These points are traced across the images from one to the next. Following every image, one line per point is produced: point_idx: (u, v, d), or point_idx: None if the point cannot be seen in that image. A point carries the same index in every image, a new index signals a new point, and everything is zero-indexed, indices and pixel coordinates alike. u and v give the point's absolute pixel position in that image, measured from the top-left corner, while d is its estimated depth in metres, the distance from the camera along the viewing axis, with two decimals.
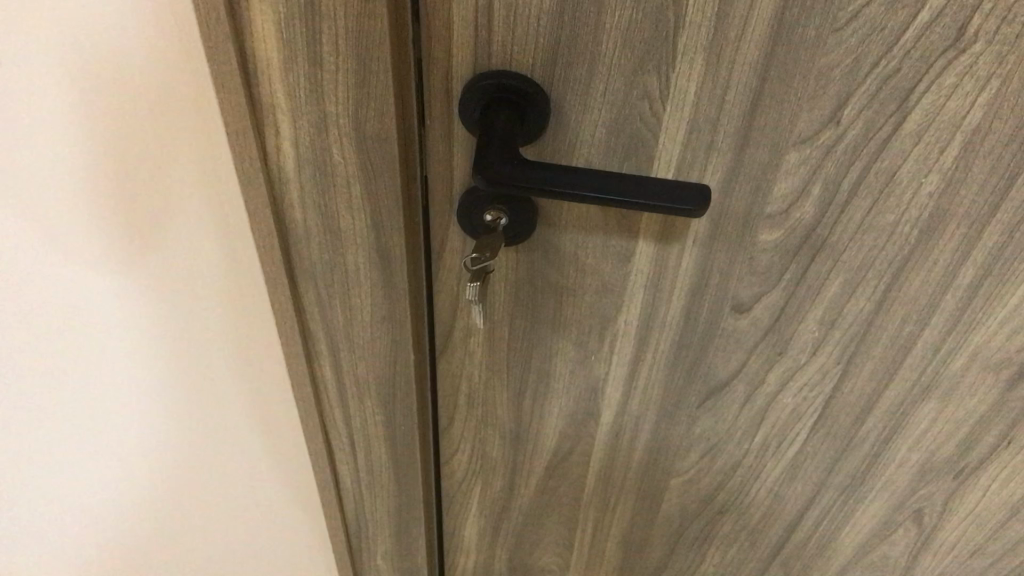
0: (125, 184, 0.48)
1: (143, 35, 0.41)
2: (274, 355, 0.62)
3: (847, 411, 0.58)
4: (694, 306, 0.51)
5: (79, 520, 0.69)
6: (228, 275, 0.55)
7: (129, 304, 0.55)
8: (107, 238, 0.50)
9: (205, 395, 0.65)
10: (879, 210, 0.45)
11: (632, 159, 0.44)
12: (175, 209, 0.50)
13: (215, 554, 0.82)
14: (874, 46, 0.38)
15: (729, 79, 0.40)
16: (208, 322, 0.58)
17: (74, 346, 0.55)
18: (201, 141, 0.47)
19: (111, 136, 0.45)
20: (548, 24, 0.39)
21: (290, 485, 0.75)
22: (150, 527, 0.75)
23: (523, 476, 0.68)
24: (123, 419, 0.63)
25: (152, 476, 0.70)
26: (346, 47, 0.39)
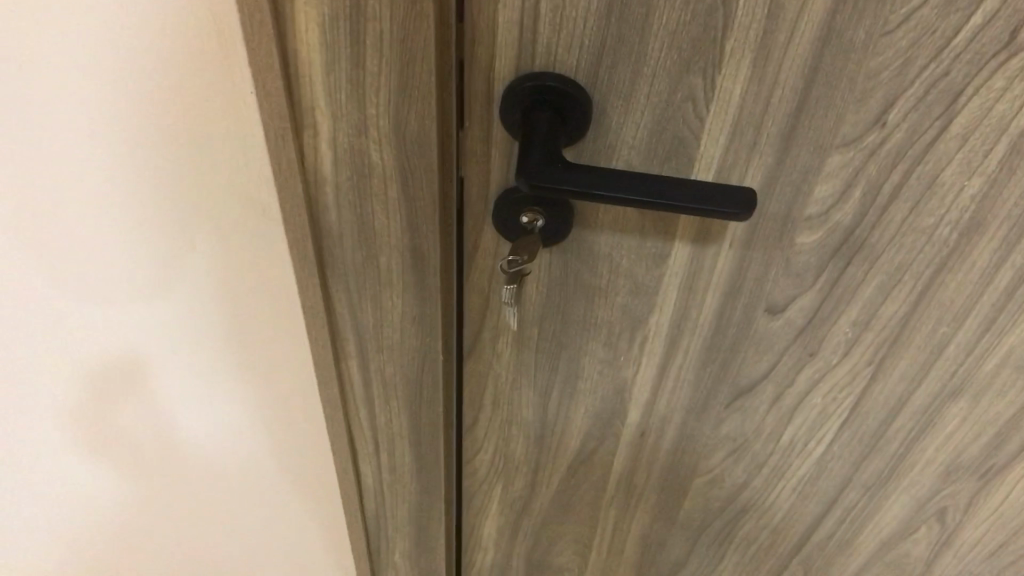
0: (153, 184, 0.48)
1: (178, 40, 0.40)
2: (300, 363, 0.61)
3: (876, 411, 0.57)
4: (727, 306, 0.51)
5: (74, 477, 0.70)
6: (255, 279, 0.54)
7: (148, 294, 0.54)
8: (131, 228, 0.50)
9: (222, 391, 0.64)
10: (921, 212, 0.45)
11: (672, 161, 0.43)
12: (203, 205, 0.49)
13: (217, 530, 0.82)
14: (925, 47, 0.38)
15: (776, 82, 0.40)
16: (232, 325, 0.57)
17: (84, 321, 0.55)
18: (235, 145, 0.46)
19: (138, 128, 0.44)
20: (596, 26, 0.38)
21: (310, 484, 0.74)
22: (151, 497, 0.75)
23: (545, 475, 0.67)
24: (140, 402, 0.64)
25: (159, 452, 0.70)
26: (390, 49, 0.38)
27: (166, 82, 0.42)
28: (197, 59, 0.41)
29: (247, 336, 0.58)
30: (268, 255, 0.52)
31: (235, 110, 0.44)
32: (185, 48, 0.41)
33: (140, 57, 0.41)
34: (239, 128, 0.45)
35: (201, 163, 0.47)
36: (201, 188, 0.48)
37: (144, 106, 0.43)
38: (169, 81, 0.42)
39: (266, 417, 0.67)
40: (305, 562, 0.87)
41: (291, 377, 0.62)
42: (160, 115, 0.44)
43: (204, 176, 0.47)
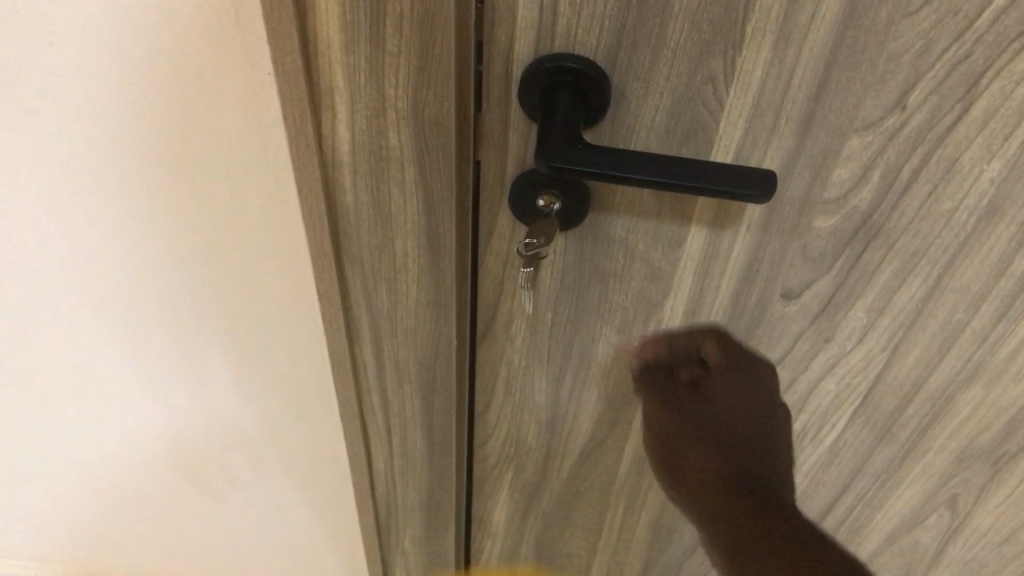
0: (168, 147, 0.48)
1: (195, 9, 0.41)
2: (310, 340, 0.61)
3: (890, 398, 0.57)
4: (742, 290, 0.51)
5: (90, 416, 0.73)
6: (262, 251, 0.54)
7: (163, 253, 0.56)
8: (147, 186, 0.51)
9: (228, 362, 0.65)
10: (939, 197, 0.44)
11: (690, 144, 0.43)
12: (211, 173, 0.50)
13: (227, 494, 0.83)
14: (946, 29, 0.38)
15: (796, 64, 0.39)
16: (243, 296, 0.58)
17: (90, 267, 0.57)
18: (246, 118, 0.46)
19: (141, 88, 0.45)
20: (617, 7, 0.38)
21: (320, 462, 0.75)
22: (160, 452, 0.77)
23: (556, 461, 0.68)
24: (153, 359, 0.65)
25: (164, 412, 0.71)
26: (410, 28, 0.38)
27: (170, 46, 0.43)
28: (201, 24, 0.42)
29: (251, 306, 0.59)
30: (273, 227, 0.53)
31: (247, 84, 0.44)
32: (188, 12, 0.41)
33: (143, 17, 0.42)
34: (250, 101, 0.45)
35: (206, 131, 0.47)
36: (206, 156, 0.49)
37: (147, 68, 0.44)
38: (173, 45, 0.43)
39: (273, 391, 0.67)
40: (313, 536, 0.88)
41: (295, 351, 0.63)
42: (165, 80, 0.45)
43: (218, 147, 0.48)
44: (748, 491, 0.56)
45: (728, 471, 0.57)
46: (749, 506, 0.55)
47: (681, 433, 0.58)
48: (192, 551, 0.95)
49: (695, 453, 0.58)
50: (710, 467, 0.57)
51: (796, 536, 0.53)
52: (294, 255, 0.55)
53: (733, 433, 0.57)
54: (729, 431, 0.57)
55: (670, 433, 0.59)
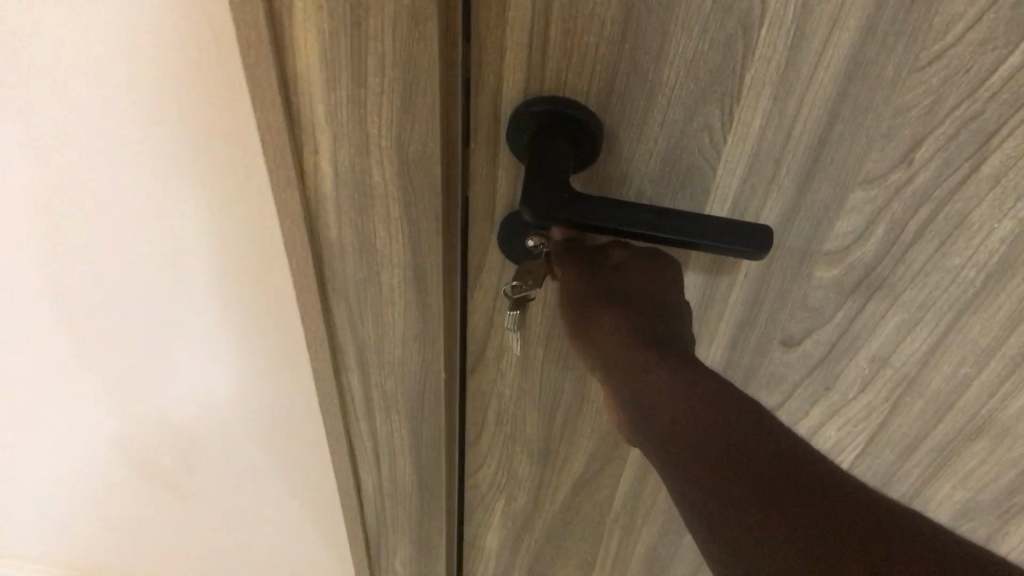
0: (153, 172, 0.47)
1: (182, 30, 0.40)
2: (297, 353, 0.60)
3: (893, 447, 0.55)
4: (741, 336, 0.49)
5: (74, 428, 0.71)
6: (251, 273, 0.53)
7: (146, 279, 0.54)
8: (129, 211, 0.49)
9: (219, 380, 0.64)
10: (946, 252, 0.42)
11: (686, 191, 0.41)
12: (195, 193, 0.48)
13: (213, 502, 0.82)
14: (957, 86, 0.35)
15: (796, 115, 0.38)
16: (228, 317, 0.57)
17: (77, 291, 0.55)
18: (229, 139, 0.45)
19: (126, 112, 0.44)
20: (608, 52, 0.36)
21: (308, 469, 0.74)
22: (149, 462, 0.76)
23: (549, 491, 0.66)
24: (138, 376, 0.64)
25: (155, 426, 0.70)
26: (392, 69, 0.37)
27: (159, 72, 0.42)
28: (186, 47, 0.41)
29: (242, 328, 0.58)
30: (261, 252, 0.52)
31: (231, 105, 0.43)
32: (174, 31, 0.40)
33: (131, 41, 0.40)
34: (235, 121, 0.44)
35: (195, 157, 0.46)
36: (196, 181, 0.47)
37: (136, 93, 0.43)
38: (161, 72, 0.42)
39: (263, 406, 0.66)
40: (303, 540, 0.88)
41: (284, 364, 0.62)
42: (153, 106, 0.43)
43: (202, 169, 0.47)
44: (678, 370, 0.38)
45: (646, 335, 0.40)
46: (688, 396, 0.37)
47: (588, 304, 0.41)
48: (182, 557, 0.94)
49: (610, 320, 0.41)
50: (632, 349, 0.40)
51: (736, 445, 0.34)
52: (282, 280, 0.53)
53: (649, 309, 0.41)
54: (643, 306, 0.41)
55: (577, 302, 0.41)
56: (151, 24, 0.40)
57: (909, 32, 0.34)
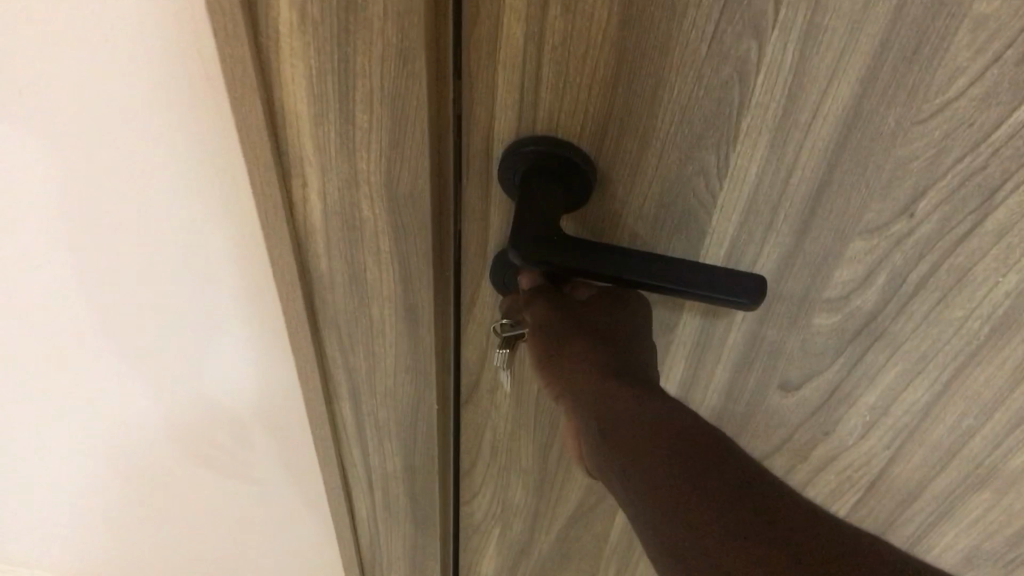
0: (140, 216, 0.45)
1: (166, 78, 0.37)
2: (291, 401, 0.58)
3: (894, 494, 0.54)
4: (739, 378, 0.48)
5: (62, 470, 0.69)
6: (243, 329, 0.52)
7: (134, 321, 0.52)
8: (114, 254, 0.47)
9: (214, 423, 0.61)
10: (949, 304, 0.41)
11: (681, 233, 0.41)
12: (183, 241, 0.46)
13: (206, 533, 0.80)
14: (960, 140, 0.34)
15: (793, 163, 0.37)
16: (220, 360, 0.55)
17: (66, 337, 0.53)
18: (218, 186, 0.43)
19: (109, 154, 0.41)
20: (602, 94, 0.36)
21: (301, 507, 0.72)
22: (136, 502, 0.74)
23: (545, 521, 0.65)
24: (127, 418, 0.61)
25: (145, 467, 0.68)
26: (381, 106, 0.36)
27: (153, 131, 0.40)
28: (171, 93, 0.38)
29: (236, 381, 0.56)
30: (254, 310, 0.50)
31: (218, 152, 0.41)
32: (159, 78, 0.38)
33: (124, 103, 0.39)
34: (223, 170, 0.42)
35: (190, 216, 0.44)
36: (190, 239, 0.46)
37: (130, 152, 0.41)
38: (156, 132, 0.40)
39: (256, 445, 0.64)
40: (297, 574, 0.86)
41: (278, 411, 0.59)
42: (147, 161, 0.41)
43: (191, 214, 0.44)
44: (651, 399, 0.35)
45: (615, 369, 0.37)
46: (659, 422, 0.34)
47: (560, 335, 0.38)
48: None
49: (581, 352, 0.37)
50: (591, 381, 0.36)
51: (708, 477, 0.31)
52: (277, 336, 0.52)
53: (618, 348, 0.38)
54: (610, 346, 0.38)
55: (547, 333, 0.38)
56: (147, 89, 0.38)
57: (911, 84, 0.33)
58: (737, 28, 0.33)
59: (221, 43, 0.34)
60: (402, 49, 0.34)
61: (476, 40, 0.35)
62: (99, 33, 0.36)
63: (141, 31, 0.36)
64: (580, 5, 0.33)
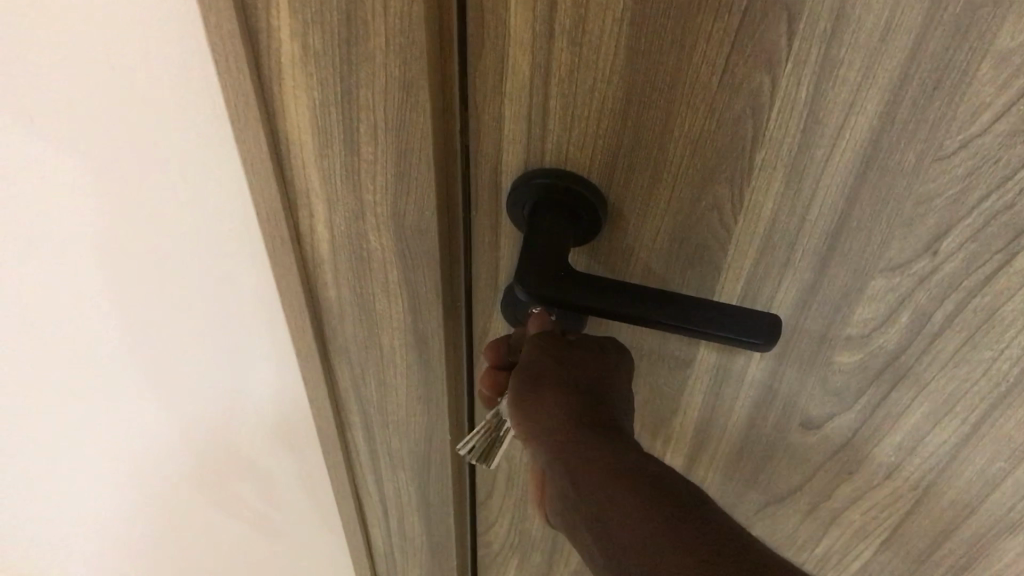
0: (151, 236, 0.44)
1: (172, 95, 0.37)
2: (307, 420, 0.57)
3: (922, 537, 0.52)
4: (760, 415, 0.47)
5: (78, 519, 0.66)
6: (254, 347, 0.51)
7: (148, 345, 0.51)
8: (127, 276, 0.46)
9: (231, 441, 0.61)
10: (975, 345, 0.39)
11: (695, 268, 0.40)
12: (194, 258, 0.45)
13: (224, 563, 0.79)
14: (985, 177, 0.33)
15: (811, 198, 0.35)
16: (236, 378, 0.54)
17: (80, 372, 0.52)
18: (225, 205, 0.42)
19: (117, 175, 0.40)
20: (611, 127, 0.35)
21: (318, 526, 0.72)
22: (150, 540, 0.72)
23: (564, 551, 0.64)
24: (143, 446, 0.60)
25: (157, 498, 0.67)
26: (386, 138, 0.35)
27: (155, 148, 0.39)
28: (177, 112, 0.38)
29: (248, 398, 0.55)
30: (263, 327, 0.49)
31: (225, 170, 0.40)
32: (165, 97, 0.37)
33: (122, 120, 0.38)
34: (231, 188, 0.41)
35: (196, 233, 0.44)
36: (197, 257, 0.45)
37: (132, 169, 0.40)
38: (158, 149, 0.39)
39: (273, 463, 0.63)
40: None
41: (293, 429, 0.58)
42: (156, 180, 0.41)
43: (200, 233, 0.44)
44: (617, 450, 0.34)
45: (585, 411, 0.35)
46: (617, 481, 0.33)
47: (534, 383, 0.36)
48: None
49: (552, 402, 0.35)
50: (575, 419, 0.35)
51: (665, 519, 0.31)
52: (289, 355, 0.51)
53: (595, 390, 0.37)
54: (593, 384, 0.37)
55: (523, 378, 0.36)
56: (150, 104, 0.37)
57: (932, 120, 0.32)
58: (749, 62, 0.32)
59: (223, 72, 0.34)
60: (406, 79, 0.33)
61: (481, 71, 0.34)
62: (96, 52, 0.35)
63: (144, 44, 0.35)
64: (586, 36, 0.32)
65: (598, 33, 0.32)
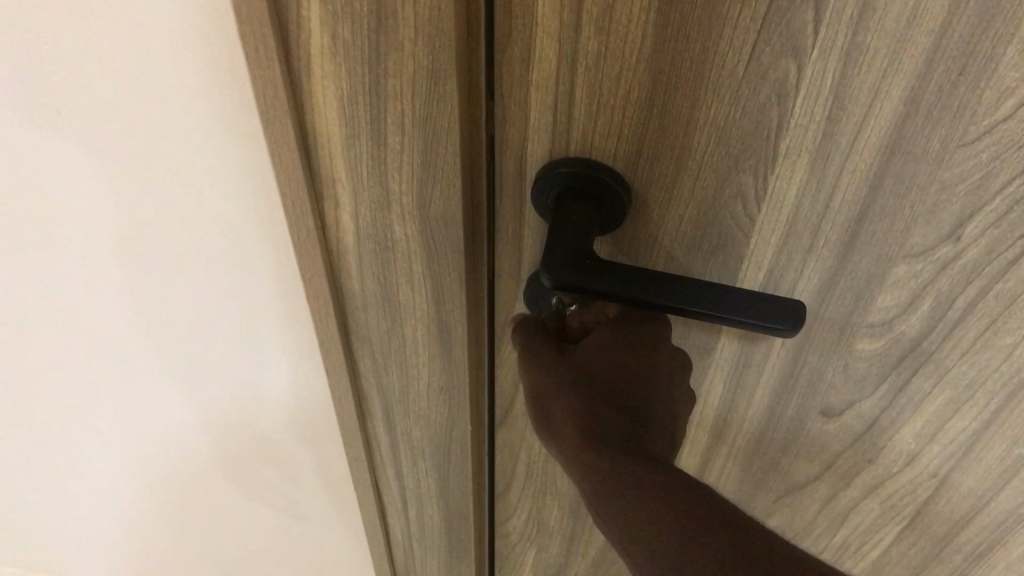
0: (172, 225, 0.44)
1: (196, 88, 0.37)
2: (326, 418, 0.57)
3: (940, 525, 0.52)
4: (780, 403, 0.47)
5: (100, 479, 0.69)
6: (276, 341, 0.51)
7: (168, 328, 0.52)
8: (148, 260, 0.47)
9: (248, 435, 0.61)
10: (997, 331, 0.39)
11: (718, 256, 0.40)
12: (216, 250, 0.46)
13: (242, 550, 0.80)
14: (1008, 163, 0.33)
15: (835, 186, 0.36)
16: (255, 372, 0.54)
17: (103, 344, 0.53)
18: (249, 198, 0.42)
19: (140, 162, 0.41)
20: (636, 115, 0.35)
21: (332, 526, 0.72)
22: (169, 514, 0.74)
23: (582, 541, 0.65)
24: (162, 427, 0.61)
25: (173, 476, 0.68)
26: (413, 127, 0.36)
27: (182, 141, 0.40)
28: (203, 105, 0.38)
29: (266, 393, 0.56)
30: (285, 322, 0.50)
31: (251, 163, 0.40)
32: (190, 90, 0.37)
33: (150, 110, 0.38)
34: (257, 182, 0.41)
35: (222, 227, 0.44)
36: (221, 250, 0.46)
37: (155, 158, 0.41)
38: (185, 142, 0.40)
39: (288, 461, 0.64)
40: None
41: (310, 426, 0.59)
42: (179, 171, 0.41)
43: (223, 226, 0.44)
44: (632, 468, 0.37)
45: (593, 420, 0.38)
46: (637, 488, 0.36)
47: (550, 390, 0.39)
48: None
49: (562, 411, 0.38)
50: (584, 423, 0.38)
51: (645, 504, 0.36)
52: (309, 349, 0.52)
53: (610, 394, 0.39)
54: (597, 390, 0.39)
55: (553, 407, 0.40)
56: (176, 97, 0.38)
57: (957, 106, 0.32)
58: (775, 49, 0.32)
59: (253, 62, 0.34)
60: (433, 70, 0.33)
61: (508, 59, 0.35)
62: (125, 43, 0.36)
63: (169, 37, 0.35)
64: (613, 24, 0.32)
65: (625, 22, 0.32)
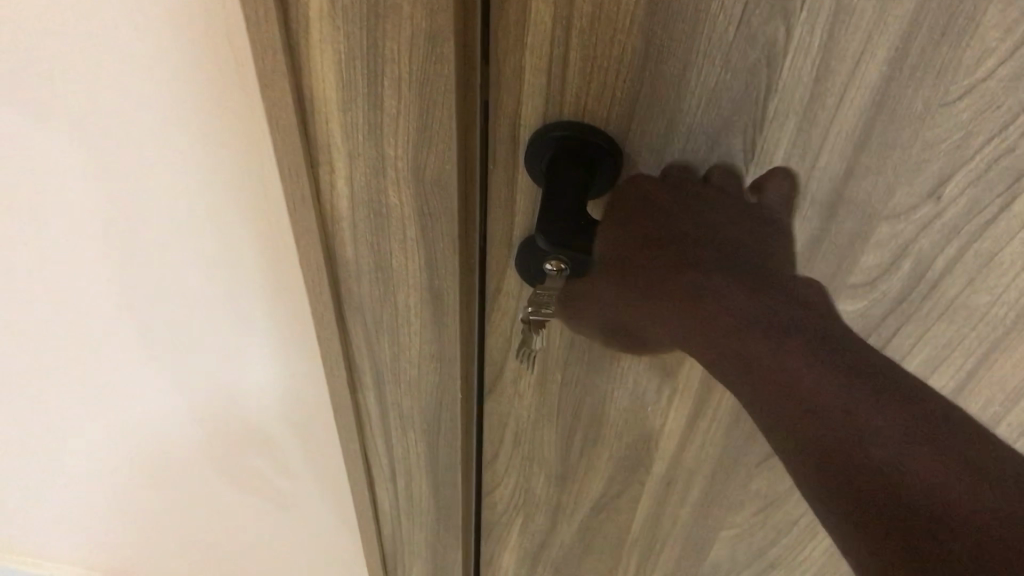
0: (162, 193, 0.44)
1: (191, 52, 0.38)
2: (313, 393, 0.58)
3: None
4: None
5: (85, 450, 0.69)
6: (261, 318, 0.52)
7: (155, 297, 0.52)
8: (136, 227, 0.47)
9: (232, 411, 0.61)
10: (975, 289, 0.41)
11: None
12: (206, 219, 0.46)
13: (226, 525, 0.81)
14: (987, 121, 0.34)
15: (821, 146, 0.37)
16: (241, 346, 0.54)
17: (89, 313, 0.53)
18: (241, 166, 0.42)
19: (129, 128, 0.41)
20: (629, 76, 0.36)
21: (315, 505, 0.72)
22: (154, 485, 0.74)
23: (567, 509, 0.66)
24: (148, 397, 0.61)
25: (157, 448, 0.68)
26: (409, 91, 0.36)
27: (174, 106, 0.40)
28: (196, 69, 0.38)
29: (253, 367, 0.56)
30: (273, 296, 0.50)
31: (243, 130, 0.41)
32: (186, 52, 0.38)
33: (142, 72, 0.38)
34: (249, 150, 0.42)
35: (213, 195, 0.44)
36: (211, 219, 0.46)
37: (144, 123, 0.41)
38: (175, 105, 0.40)
39: (272, 437, 0.64)
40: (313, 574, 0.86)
41: (296, 404, 0.59)
42: (171, 137, 0.41)
43: (213, 194, 0.44)
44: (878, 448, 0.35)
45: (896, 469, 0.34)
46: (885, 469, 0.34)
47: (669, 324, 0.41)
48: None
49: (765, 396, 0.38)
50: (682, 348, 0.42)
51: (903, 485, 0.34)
52: (296, 325, 0.52)
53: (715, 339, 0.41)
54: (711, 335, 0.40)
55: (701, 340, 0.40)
56: (171, 61, 0.38)
57: (939, 66, 0.33)
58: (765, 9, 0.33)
59: (250, 25, 0.34)
60: (431, 32, 0.34)
61: (504, 22, 0.35)
62: (119, 5, 0.36)
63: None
64: None
65: None
